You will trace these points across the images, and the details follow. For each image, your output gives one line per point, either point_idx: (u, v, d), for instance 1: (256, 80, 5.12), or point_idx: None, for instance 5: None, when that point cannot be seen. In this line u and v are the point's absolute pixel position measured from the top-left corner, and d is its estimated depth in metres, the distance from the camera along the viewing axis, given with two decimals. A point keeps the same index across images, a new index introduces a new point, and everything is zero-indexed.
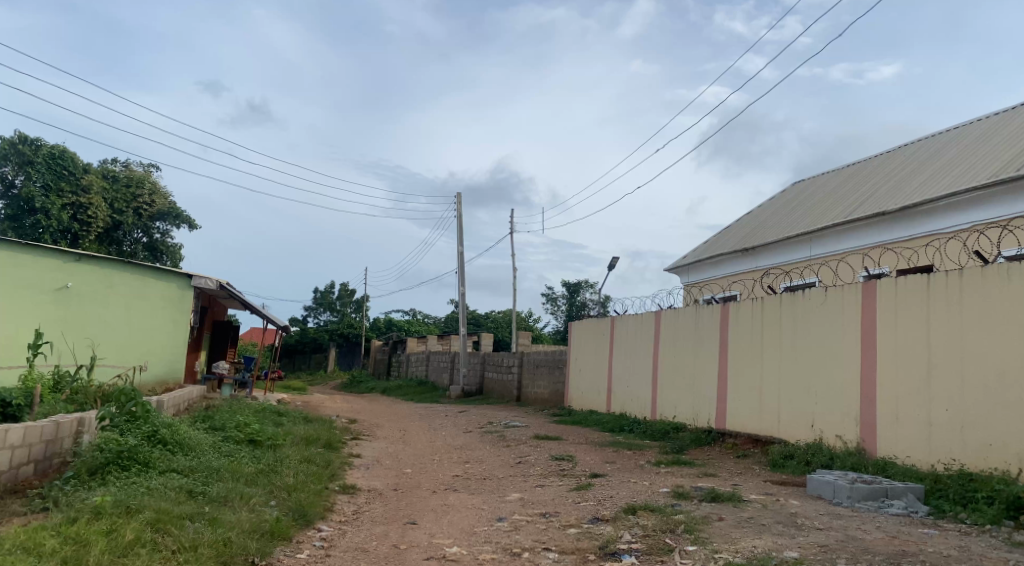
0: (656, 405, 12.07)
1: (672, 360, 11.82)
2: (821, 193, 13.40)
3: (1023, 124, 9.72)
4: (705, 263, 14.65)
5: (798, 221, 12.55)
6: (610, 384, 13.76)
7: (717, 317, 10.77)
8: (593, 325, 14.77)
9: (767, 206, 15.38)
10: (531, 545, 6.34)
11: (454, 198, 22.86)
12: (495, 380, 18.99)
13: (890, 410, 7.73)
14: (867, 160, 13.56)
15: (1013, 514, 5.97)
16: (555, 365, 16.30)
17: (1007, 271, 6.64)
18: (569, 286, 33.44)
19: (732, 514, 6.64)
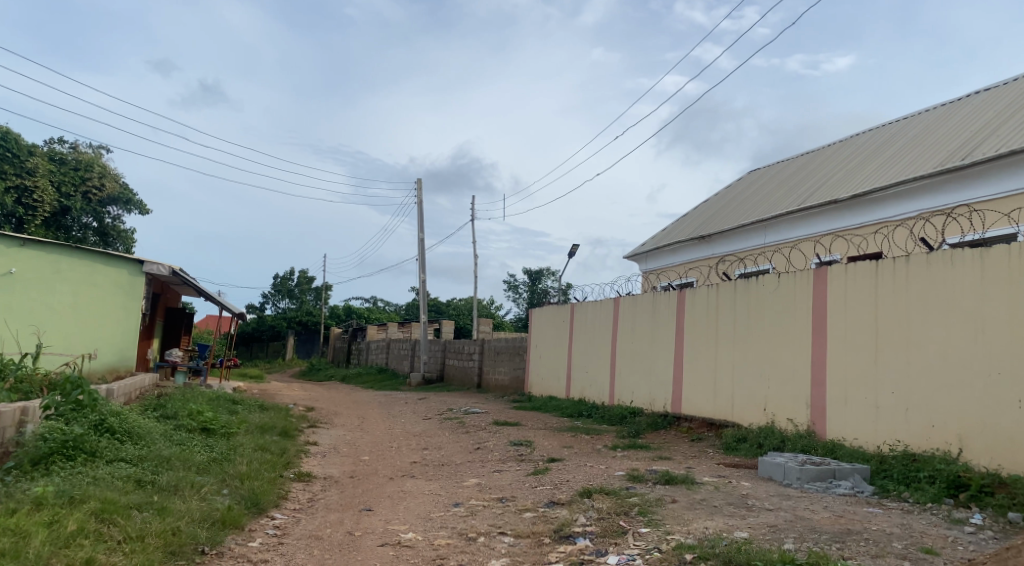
0: (614, 390, 12.18)
1: (630, 346, 11.92)
2: (775, 182, 13.59)
3: (968, 115, 9.98)
4: (663, 250, 14.78)
5: (753, 209, 12.72)
6: (570, 371, 13.83)
7: (673, 303, 10.88)
8: (553, 311, 14.81)
9: (723, 194, 15.57)
10: (487, 530, 6.39)
11: (415, 184, 22.72)
12: (456, 367, 18.98)
13: (839, 393, 7.91)
14: (820, 149, 13.81)
15: (953, 493, 6.20)
16: (516, 351, 16.34)
17: (950, 257, 6.86)
18: (532, 273, 33.53)
19: (684, 496, 6.75)
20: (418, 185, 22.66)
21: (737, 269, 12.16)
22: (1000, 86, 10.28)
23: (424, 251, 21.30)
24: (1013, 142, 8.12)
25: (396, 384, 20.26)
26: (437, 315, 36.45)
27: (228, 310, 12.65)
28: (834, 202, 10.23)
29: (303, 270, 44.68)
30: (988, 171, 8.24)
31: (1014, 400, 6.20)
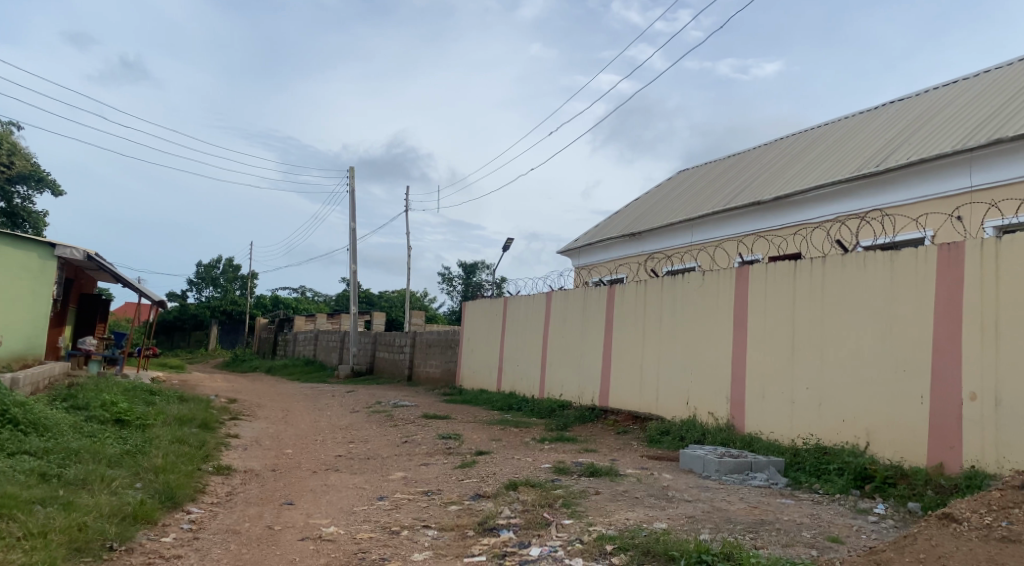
0: (544, 383, 12.29)
1: (560, 340, 12.04)
2: (703, 182, 13.96)
3: (883, 123, 10.47)
4: (595, 246, 14.98)
5: (682, 208, 13.02)
6: (501, 363, 13.88)
7: (603, 298, 11.04)
8: (487, 304, 14.82)
9: (653, 193, 15.89)
10: (411, 523, 6.36)
11: (349, 172, 22.32)
12: (386, 359, 18.81)
13: (757, 388, 8.18)
14: (746, 152, 14.26)
15: (859, 484, 6.52)
16: (448, 344, 16.30)
17: (864, 259, 7.22)
18: (466, 266, 33.62)
19: (608, 488, 6.87)
20: (351, 173, 22.24)
21: (665, 266, 12.44)
22: (912, 97, 10.84)
23: (356, 242, 20.98)
24: (923, 151, 8.56)
25: (323, 376, 19.95)
26: (369, 306, 36.15)
27: (148, 297, 12.15)
28: (757, 203, 10.56)
29: (230, 258, 43.55)
30: (901, 178, 8.68)
31: (918, 395, 6.60)
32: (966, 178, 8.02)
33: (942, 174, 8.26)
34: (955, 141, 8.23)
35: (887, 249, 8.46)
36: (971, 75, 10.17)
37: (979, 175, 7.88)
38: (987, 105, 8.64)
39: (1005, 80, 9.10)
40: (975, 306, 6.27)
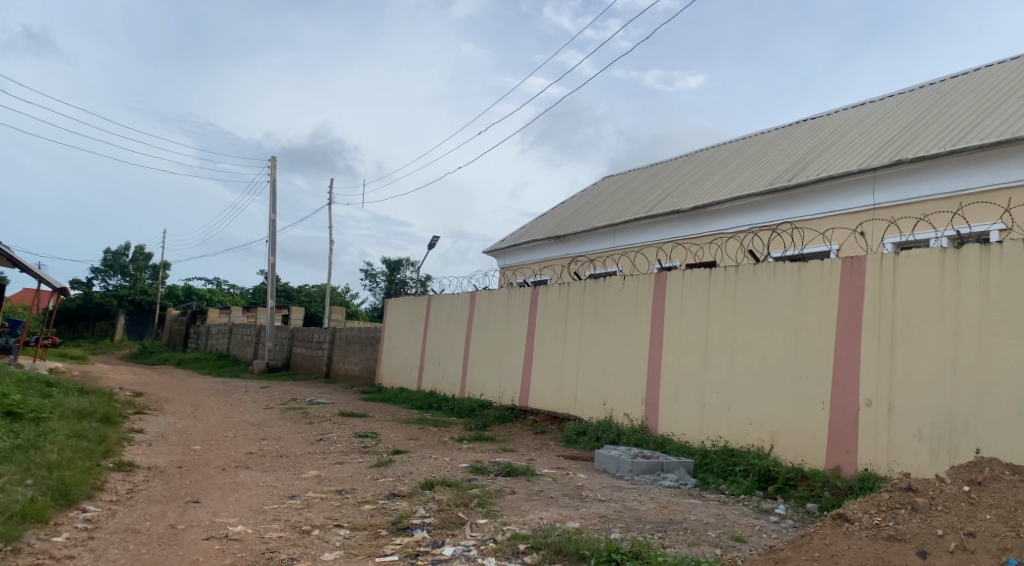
0: (465, 383, 12.30)
1: (483, 340, 12.07)
2: (626, 189, 14.29)
3: (794, 140, 10.99)
4: (521, 247, 15.10)
5: (605, 213, 13.28)
6: (422, 361, 13.81)
7: (527, 300, 11.12)
8: (410, 302, 14.69)
9: (578, 198, 16.16)
10: (323, 522, 6.24)
11: (269, 161, 21.69)
12: (304, 355, 18.43)
13: (671, 391, 8.41)
14: (667, 161, 14.69)
15: (763, 485, 6.80)
16: (367, 341, 16.13)
17: (774, 269, 7.55)
18: (391, 263, 33.40)
19: (524, 487, 6.93)
20: (273, 164, 21.61)
21: (587, 269, 12.65)
22: (822, 117, 11.42)
23: (276, 234, 20.43)
24: (831, 168, 9.01)
25: (236, 371, 19.31)
26: (288, 302, 35.39)
27: (48, 283, 11.49)
28: (676, 212, 10.87)
29: (140, 245, 41.81)
30: (811, 194, 9.12)
31: (820, 400, 6.96)
32: (869, 197, 8.50)
33: (847, 192, 8.73)
34: (860, 160, 8.71)
35: (796, 260, 8.87)
36: (875, 98, 10.81)
37: (881, 194, 8.38)
38: (889, 128, 9.19)
39: (905, 106, 9.70)
40: (874, 317, 6.69)
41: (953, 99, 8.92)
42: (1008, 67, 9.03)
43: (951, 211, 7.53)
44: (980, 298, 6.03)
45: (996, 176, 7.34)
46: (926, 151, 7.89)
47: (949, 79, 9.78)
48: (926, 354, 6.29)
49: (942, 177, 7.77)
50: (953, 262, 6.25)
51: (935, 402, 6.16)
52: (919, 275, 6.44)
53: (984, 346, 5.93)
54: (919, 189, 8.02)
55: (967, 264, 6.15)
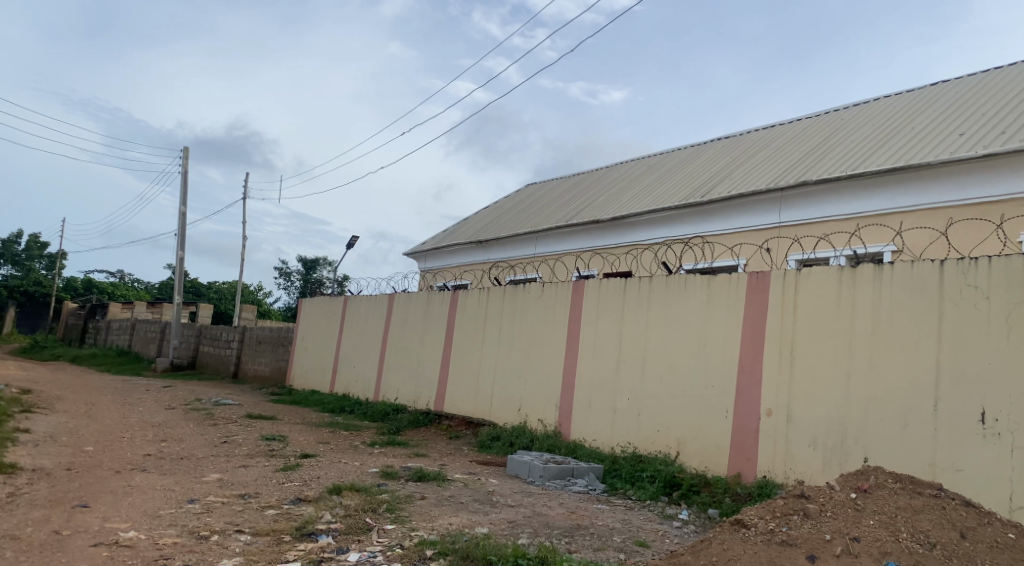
0: (380, 387, 12.14)
1: (399, 343, 11.96)
2: (549, 197, 14.45)
3: (708, 157, 11.39)
4: (442, 251, 15.04)
5: (528, 220, 13.39)
6: (336, 364, 13.57)
7: (445, 304, 11.08)
8: (326, 302, 14.39)
9: (501, 204, 16.25)
10: (222, 527, 6.02)
11: (182, 151, 20.86)
12: (212, 354, 17.78)
13: (585, 398, 8.53)
14: (589, 172, 14.96)
15: (668, 491, 7.00)
16: (279, 342, 15.74)
17: (686, 281, 7.77)
18: (309, 261, 32.70)
19: (434, 493, 6.88)
20: (185, 153, 20.78)
21: (508, 275, 12.71)
22: (735, 136, 11.88)
23: (186, 227, 19.67)
24: (743, 186, 9.36)
25: (136, 369, 18.39)
26: (196, 299, 34.07)
27: None
28: (596, 222, 11.05)
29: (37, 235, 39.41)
30: (723, 210, 9.45)
31: (724, 409, 7.20)
32: (776, 215, 8.89)
33: (756, 209, 9.09)
34: (769, 179, 9.09)
35: (707, 273, 9.16)
36: (785, 121, 11.33)
37: (787, 212, 8.78)
38: (796, 150, 9.64)
39: (811, 130, 10.21)
40: (776, 330, 6.99)
41: (855, 126, 9.45)
42: (904, 98, 9.64)
43: (849, 232, 7.97)
44: (872, 315, 6.40)
45: (891, 201, 7.80)
46: (829, 174, 8.31)
47: (851, 107, 10.36)
48: (822, 367, 6.62)
49: (842, 200, 8.21)
50: (848, 280, 6.61)
51: (828, 413, 6.50)
52: (817, 292, 6.77)
53: (875, 362, 6.30)
54: (821, 209, 8.45)
55: (862, 283, 6.51)
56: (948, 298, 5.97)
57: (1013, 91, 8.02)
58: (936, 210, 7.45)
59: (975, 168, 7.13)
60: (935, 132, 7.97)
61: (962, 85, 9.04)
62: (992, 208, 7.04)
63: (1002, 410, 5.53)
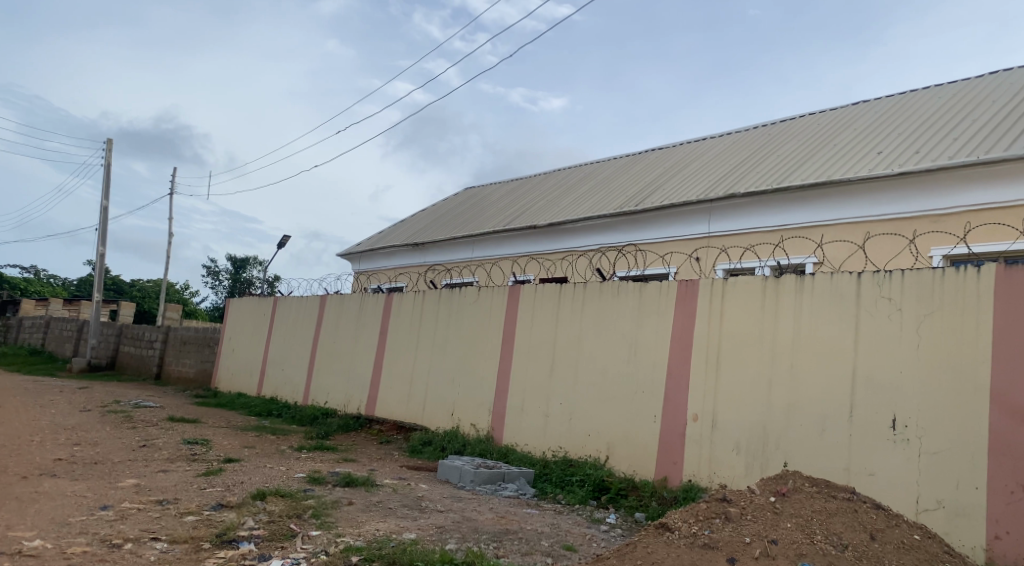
0: (309, 390, 11.92)
1: (330, 346, 11.78)
2: (487, 201, 14.49)
3: (643, 167, 11.63)
4: (378, 252, 14.91)
5: (466, 223, 13.39)
6: (265, 366, 13.29)
7: (379, 307, 10.96)
8: (256, 302, 14.07)
9: (438, 206, 16.22)
10: (137, 535, 5.78)
11: (105, 143, 20.05)
12: (134, 355, 17.15)
13: (517, 403, 8.56)
14: (527, 177, 15.08)
15: (597, 495, 7.09)
16: (205, 343, 15.35)
17: (618, 288, 7.89)
18: (237, 260, 31.95)
19: (362, 498, 6.79)
20: (108, 144, 19.97)
21: (444, 279, 12.69)
22: (668, 147, 12.16)
23: (108, 223, 18.91)
24: (675, 196, 9.57)
25: (50, 370, 17.56)
26: (116, 297, 32.79)
27: None
28: (533, 227, 11.13)
29: None
30: (655, 219, 9.65)
31: (652, 414, 7.34)
32: (705, 225, 9.12)
33: (686, 219, 9.31)
34: (700, 190, 9.32)
35: (639, 280, 9.34)
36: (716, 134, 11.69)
37: (716, 223, 9.03)
38: (726, 163, 9.92)
39: (740, 143, 10.54)
40: (703, 337, 7.16)
41: (781, 141, 9.79)
42: (826, 115, 10.06)
43: (774, 244, 8.26)
44: (794, 324, 6.62)
45: (814, 215, 8.12)
46: (756, 187, 8.58)
47: (778, 123, 10.74)
48: (746, 374, 6.82)
49: (768, 213, 8.49)
50: (771, 290, 6.83)
51: (751, 419, 6.69)
52: (743, 301, 6.98)
53: (796, 369, 6.52)
54: (748, 221, 8.73)
55: (784, 293, 6.74)
56: (864, 309, 6.23)
57: (925, 113, 8.48)
58: (855, 225, 7.80)
59: (891, 186, 7.51)
60: (855, 150, 8.34)
61: (881, 105, 9.49)
62: (906, 224, 7.46)
63: (911, 416, 5.80)
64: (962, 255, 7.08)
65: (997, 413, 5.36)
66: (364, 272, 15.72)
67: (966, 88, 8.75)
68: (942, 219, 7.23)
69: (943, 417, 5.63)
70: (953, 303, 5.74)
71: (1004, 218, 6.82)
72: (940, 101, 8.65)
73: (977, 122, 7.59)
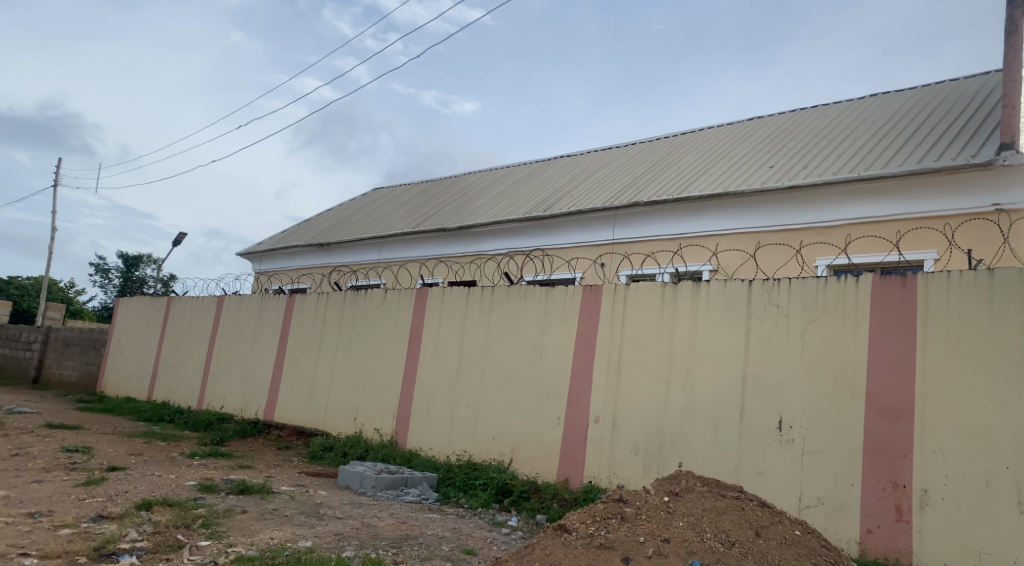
0: (204, 394, 11.49)
1: (228, 348, 11.37)
2: (395, 203, 14.38)
3: (551, 173, 11.83)
4: (280, 252, 14.54)
5: (373, 224, 13.24)
6: (156, 369, 12.72)
7: (281, 309, 10.66)
8: (148, 303, 13.44)
9: (345, 206, 15.98)
10: (3, 551, 5.29)
11: None
12: (8, 356, 16.03)
13: (422, 406, 8.51)
14: (437, 180, 15.06)
15: (499, 498, 7.13)
16: (90, 345, 14.58)
17: (524, 292, 7.97)
18: (130, 258, 30.43)
19: (256, 506, 6.57)
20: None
21: (349, 280, 12.63)
22: (576, 155, 12.42)
23: None
24: (581, 203, 9.75)
25: None
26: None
27: None
28: (443, 230, 11.10)
29: None
30: (562, 225, 9.82)
31: (556, 417, 7.45)
32: (610, 232, 9.35)
33: (591, 226, 9.52)
34: (606, 198, 9.55)
35: (545, 285, 9.47)
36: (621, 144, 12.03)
37: (620, 230, 9.26)
38: (631, 172, 10.21)
39: (645, 153, 10.87)
40: (606, 341, 7.32)
41: (683, 152, 10.16)
42: (724, 129, 10.52)
43: (673, 251, 8.54)
44: (690, 329, 6.85)
45: (711, 225, 8.45)
46: (658, 197, 8.85)
47: (680, 135, 11.15)
48: (645, 377, 7.00)
49: (668, 221, 8.79)
50: (669, 297, 7.05)
51: (649, 421, 6.87)
52: (643, 306, 7.17)
53: (692, 373, 6.74)
54: (650, 229, 9.00)
55: (682, 299, 6.96)
56: (754, 315, 6.50)
57: (813, 130, 8.99)
58: (747, 235, 8.18)
59: (781, 199, 7.91)
60: (749, 163, 8.73)
61: (774, 121, 10.00)
62: (793, 235, 7.88)
63: (796, 418, 6.10)
64: (843, 266, 7.53)
65: (872, 415, 5.71)
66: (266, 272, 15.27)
67: (849, 108, 9.35)
68: (826, 231, 7.68)
69: (825, 418, 5.95)
70: (834, 309, 6.08)
71: (881, 231, 7.32)
72: (827, 120, 9.19)
73: (859, 141, 8.11)
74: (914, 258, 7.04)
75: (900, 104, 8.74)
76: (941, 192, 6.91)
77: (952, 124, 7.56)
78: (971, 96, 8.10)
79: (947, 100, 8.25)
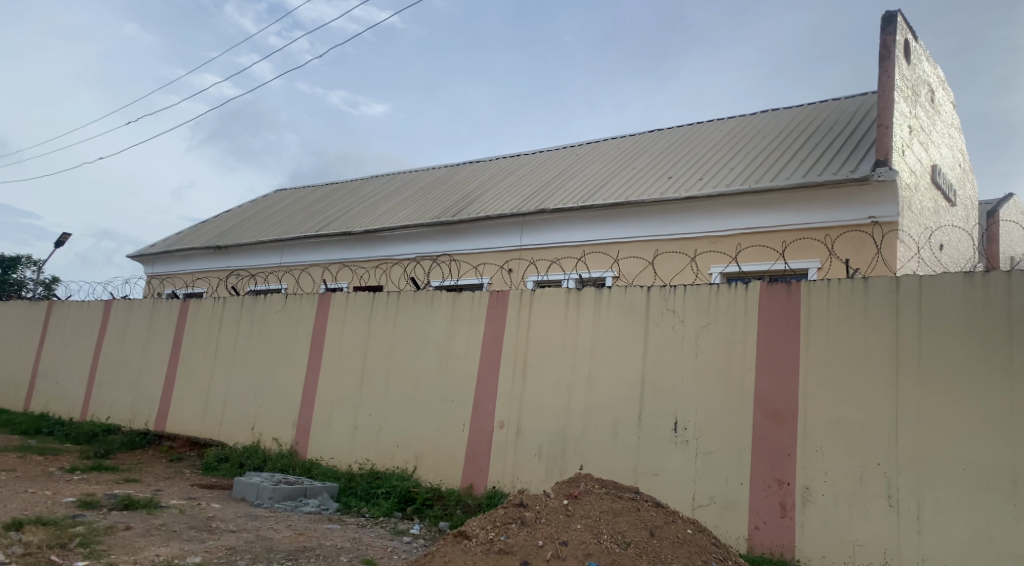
0: (88, 404, 10.89)
1: (116, 355, 10.80)
2: (300, 205, 14.05)
3: (459, 179, 11.86)
4: (175, 255, 13.96)
5: (277, 226, 12.89)
6: (35, 378, 11.95)
7: (174, 314, 10.21)
8: (26, 307, 12.60)
9: (247, 207, 15.49)
10: None
11: None
12: None
13: (323, 414, 8.35)
14: (344, 183, 14.83)
15: (402, 506, 7.07)
16: None
17: (426, 298, 7.95)
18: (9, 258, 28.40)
19: (142, 522, 6.25)
20: None
21: (251, 284, 12.29)
22: (486, 161, 12.49)
23: None
24: (490, 209, 9.80)
25: None
26: None
27: None
28: (348, 234, 10.92)
29: None
30: (469, 231, 9.83)
31: (461, 422, 7.44)
32: (517, 238, 9.44)
33: (498, 232, 9.58)
34: (513, 204, 9.63)
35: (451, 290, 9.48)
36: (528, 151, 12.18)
37: (526, 236, 9.36)
38: (538, 179, 10.34)
39: (553, 160, 11.05)
40: (512, 346, 7.36)
41: (588, 161, 10.39)
42: (627, 139, 10.82)
43: (576, 258, 8.72)
44: (593, 334, 6.98)
45: (612, 233, 8.67)
46: (562, 204, 9.00)
47: (586, 144, 11.39)
48: (549, 381, 7.09)
49: (572, 229, 8.96)
50: (572, 303, 7.17)
51: (553, 425, 6.96)
52: (547, 312, 7.26)
53: (594, 376, 6.87)
54: (554, 236, 9.15)
55: (585, 304, 7.09)
56: (652, 320, 6.69)
57: (709, 143, 9.37)
58: (646, 243, 8.43)
59: (678, 209, 8.19)
60: (649, 174, 9.01)
61: (674, 133, 10.36)
62: (689, 243, 8.16)
63: (690, 420, 6.31)
64: (734, 274, 7.85)
65: (760, 416, 5.97)
66: (160, 275, 14.62)
67: (743, 123, 9.79)
68: (719, 241, 7.99)
69: (717, 419, 6.18)
70: (725, 315, 6.32)
71: (768, 241, 7.69)
72: (723, 133, 9.60)
73: (749, 155, 8.50)
74: (799, 267, 7.42)
75: (788, 121, 9.22)
76: (825, 205, 7.31)
77: (834, 141, 8.03)
78: (852, 114, 8.62)
79: (830, 118, 8.76)
